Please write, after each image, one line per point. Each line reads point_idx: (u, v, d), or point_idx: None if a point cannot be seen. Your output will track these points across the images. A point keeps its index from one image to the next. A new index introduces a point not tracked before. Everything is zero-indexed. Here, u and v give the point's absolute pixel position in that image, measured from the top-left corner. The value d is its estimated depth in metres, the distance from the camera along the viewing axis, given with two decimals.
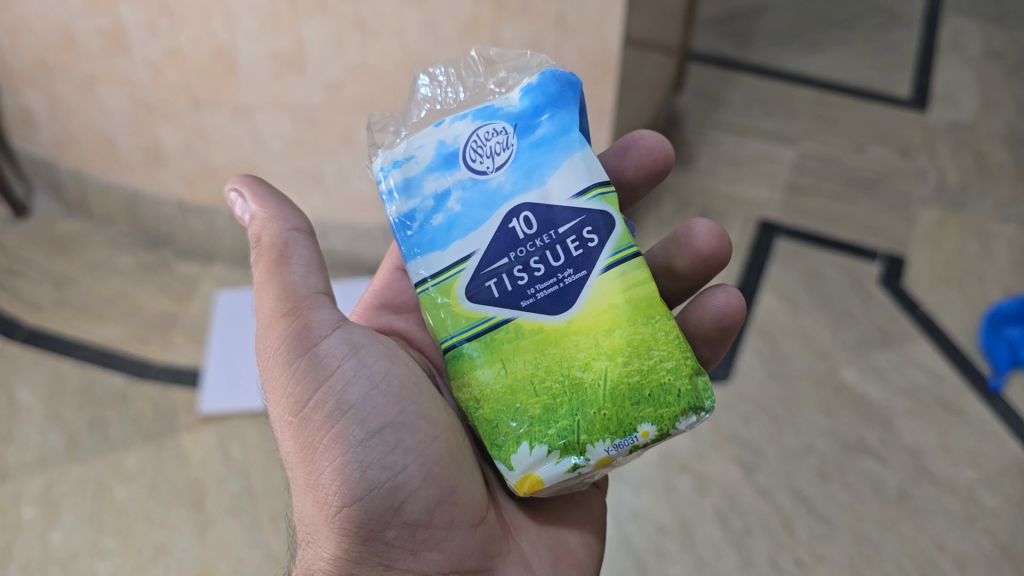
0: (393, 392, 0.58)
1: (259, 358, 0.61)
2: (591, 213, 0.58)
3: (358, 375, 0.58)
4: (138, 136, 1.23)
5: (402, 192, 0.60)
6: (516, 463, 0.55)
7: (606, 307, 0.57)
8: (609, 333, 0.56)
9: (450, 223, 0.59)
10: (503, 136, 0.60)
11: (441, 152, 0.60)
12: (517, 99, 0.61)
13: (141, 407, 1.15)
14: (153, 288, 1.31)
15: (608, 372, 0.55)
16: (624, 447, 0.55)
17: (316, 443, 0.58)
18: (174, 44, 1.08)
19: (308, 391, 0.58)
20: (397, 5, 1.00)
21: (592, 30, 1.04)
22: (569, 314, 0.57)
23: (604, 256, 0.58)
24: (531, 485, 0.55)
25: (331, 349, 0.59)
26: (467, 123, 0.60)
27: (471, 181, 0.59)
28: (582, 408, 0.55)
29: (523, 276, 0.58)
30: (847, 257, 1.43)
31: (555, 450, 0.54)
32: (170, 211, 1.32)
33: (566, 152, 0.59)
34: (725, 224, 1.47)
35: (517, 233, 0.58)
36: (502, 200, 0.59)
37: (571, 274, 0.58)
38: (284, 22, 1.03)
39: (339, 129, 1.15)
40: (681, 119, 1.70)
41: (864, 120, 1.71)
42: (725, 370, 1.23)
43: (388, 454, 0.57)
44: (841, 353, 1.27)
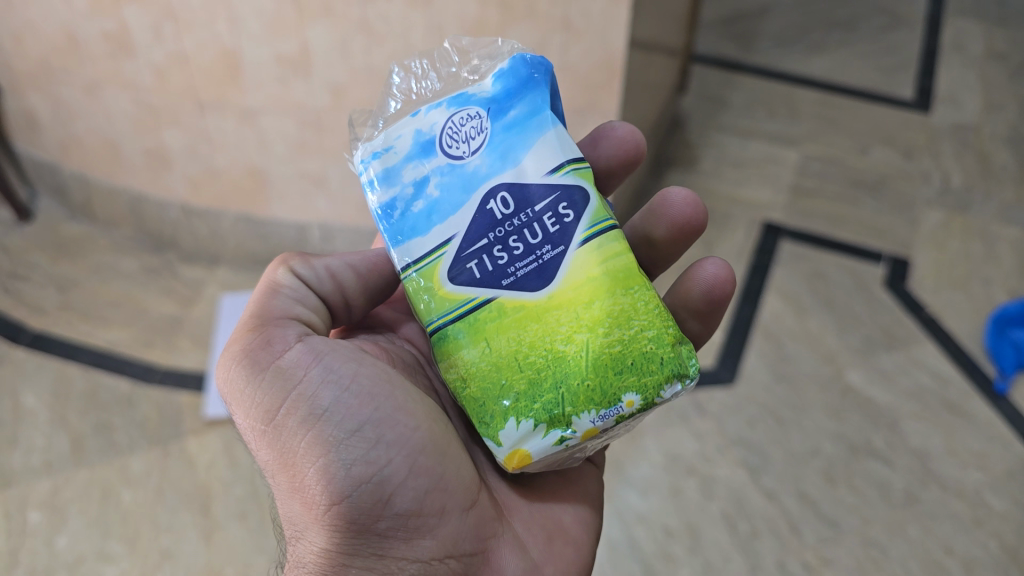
0: (365, 392, 0.54)
1: (221, 375, 0.55)
2: (566, 188, 0.56)
3: (328, 379, 0.53)
4: (143, 140, 1.23)
5: (380, 181, 0.58)
6: (503, 439, 0.53)
7: (584, 281, 0.55)
8: (589, 306, 0.54)
9: (430, 209, 0.57)
10: (477, 120, 0.58)
11: (418, 141, 0.58)
12: (489, 84, 0.59)
13: (146, 411, 1.15)
14: (157, 292, 1.31)
15: (589, 344, 0.53)
16: (610, 418, 0.53)
17: (292, 448, 0.53)
18: (179, 48, 1.08)
19: (276, 401, 0.53)
20: (403, 9, 1.00)
21: (598, 33, 1.03)
22: (549, 289, 0.55)
23: (581, 230, 0.56)
24: (520, 461, 0.53)
25: (296, 359, 0.54)
26: (442, 110, 0.58)
27: (448, 166, 0.57)
28: (566, 381, 0.53)
29: (502, 256, 0.56)
30: (851, 259, 1.43)
31: (542, 424, 0.53)
32: (174, 215, 1.32)
33: (539, 131, 0.57)
34: (729, 227, 1.47)
35: (495, 213, 0.56)
36: (479, 182, 0.57)
37: (549, 250, 0.56)
38: (290, 26, 1.03)
39: (344, 132, 1.15)
40: (684, 121, 1.70)
41: (867, 122, 1.71)
42: (730, 373, 1.23)
43: (371, 450, 0.53)
44: (846, 356, 1.26)
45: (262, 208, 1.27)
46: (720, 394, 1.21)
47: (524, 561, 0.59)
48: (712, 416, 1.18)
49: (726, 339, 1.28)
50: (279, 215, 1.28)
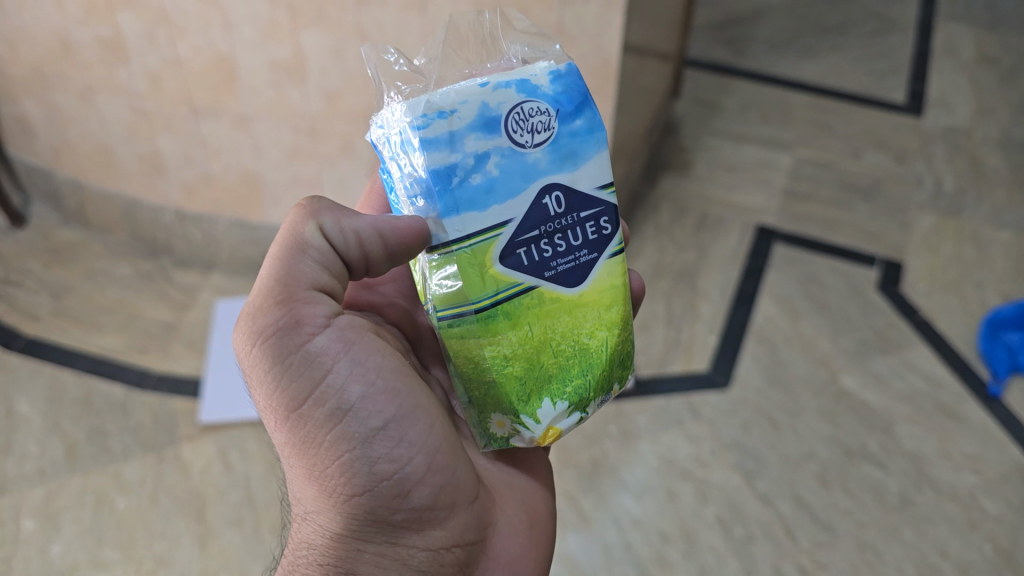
0: (390, 387, 0.53)
1: (240, 343, 0.52)
2: (608, 205, 0.58)
3: (355, 373, 0.52)
4: (137, 146, 1.22)
5: (440, 144, 0.53)
6: (541, 417, 0.56)
7: (609, 286, 0.58)
8: (610, 308, 0.58)
9: (488, 186, 0.54)
10: (545, 116, 0.56)
11: (483, 114, 0.54)
12: (553, 80, 0.57)
13: (140, 417, 1.15)
14: (151, 297, 1.30)
15: (609, 341, 0.58)
16: (602, 402, 0.59)
17: (315, 439, 0.53)
18: (173, 54, 1.08)
19: (303, 390, 0.51)
20: (396, 15, 1.00)
21: (590, 39, 1.07)
22: (581, 288, 0.57)
23: (614, 243, 0.59)
24: (551, 437, 0.56)
25: (323, 347, 0.51)
26: (511, 92, 0.55)
27: (511, 151, 0.55)
28: (590, 370, 0.57)
29: (548, 249, 0.56)
30: (845, 263, 1.43)
31: (572, 405, 0.56)
32: (168, 220, 1.32)
33: (599, 147, 0.58)
34: (723, 231, 1.47)
35: (549, 210, 0.56)
36: (537, 176, 0.55)
37: (587, 254, 0.57)
38: (284, 32, 1.03)
39: (338, 138, 1.15)
40: (678, 126, 1.71)
41: (860, 125, 1.72)
42: (725, 377, 1.24)
43: (395, 448, 0.53)
44: (840, 359, 1.27)
45: (255, 213, 1.27)
46: (714, 398, 1.21)
47: (514, 546, 0.62)
48: (707, 420, 1.18)
49: (720, 343, 1.28)
50: (273, 220, 1.27)
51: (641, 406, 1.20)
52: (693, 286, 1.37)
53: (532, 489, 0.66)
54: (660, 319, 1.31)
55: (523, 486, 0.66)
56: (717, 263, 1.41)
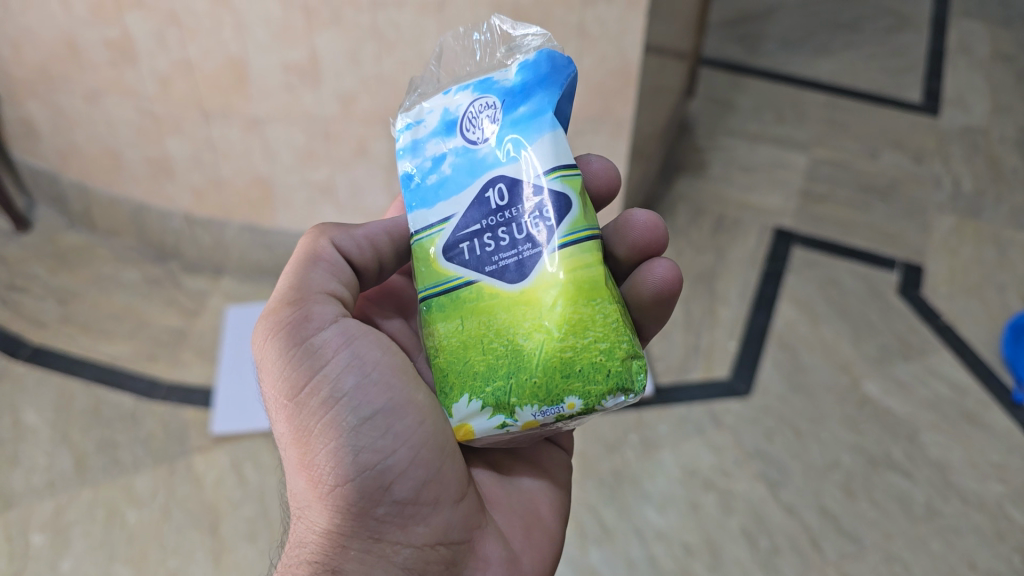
0: (384, 379, 0.54)
1: (257, 339, 0.55)
2: (552, 194, 0.55)
3: (352, 365, 0.53)
4: (146, 149, 1.20)
5: (405, 150, 0.59)
6: (454, 411, 0.54)
7: (554, 285, 0.54)
8: (553, 308, 0.53)
9: (439, 184, 0.58)
10: (491, 109, 0.57)
11: (444, 118, 0.59)
12: (512, 73, 0.58)
13: (150, 427, 1.12)
14: (160, 303, 1.28)
15: (544, 345, 0.53)
16: (551, 416, 0.52)
17: (309, 427, 0.53)
18: (183, 56, 1.05)
19: (302, 379, 0.53)
20: (415, 16, 0.98)
21: (611, 40, 1.05)
22: (523, 284, 0.55)
23: (559, 236, 0.55)
24: (465, 436, 0.54)
25: (326, 340, 0.53)
26: (467, 93, 0.58)
27: (462, 149, 0.58)
28: (516, 373, 0.53)
29: (490, 244, 0.56)
30: (864, 266, 1.41)
31: (488, 406, 0.53)
32: (177, 224, 1.29)
33: (540, 133, 0.56)
34: (740, 234, 1.45)
35: (491, 203, 0.57)
36: (484, 170, 0.57)
37: (529, 248, 0.55)
38: (297, 35, 1.01)
39: (352, 142, 1.13)
40: (691, 125, 1.69)
41: (876, 125, 1.70)
42: (746, 385, 1.21)
43: (380, 439, 0.53)
44: (862, 365, 1.24)
45: (266, 218, 1.24)
46: (735, 406, 1.18)
47: (506, 550, 0.59)
48: (729, 428, 1.16)
49: (741, 348, 1.26)
50: (285, 225, 1.25)
51: (662, 415, 1.17)
52: (711, 291, 1.35)
53: (538, 489, 0.65)
54: (679, 325, 1.29)
55: (519, 492, 0.64)
56: (734, 266, 1.39)
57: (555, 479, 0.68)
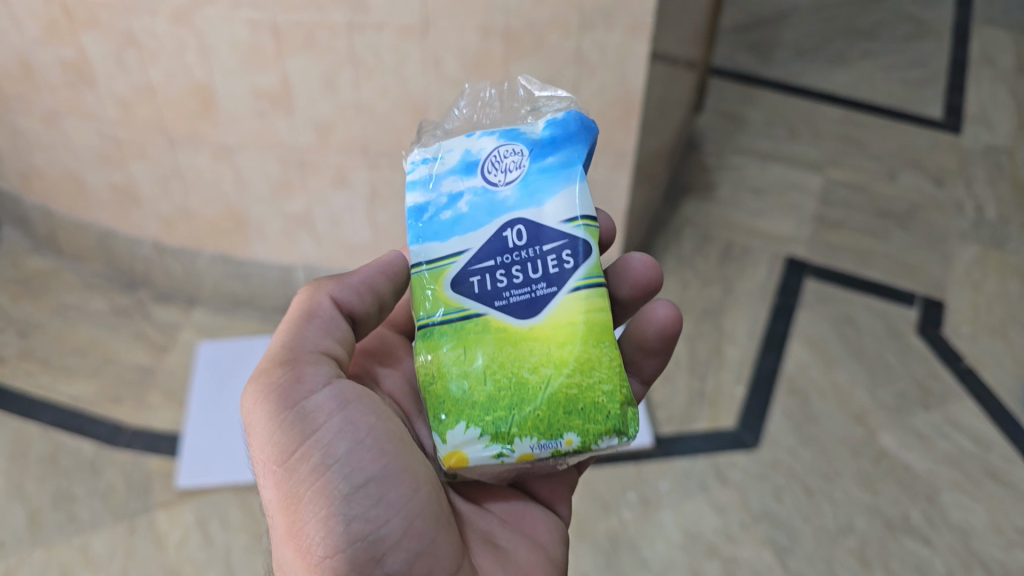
0: (377, 445, 0.50)
1: (247, 401, 0.51)
2: (574, 239, 0.52)
3: (345, 431, 0.49)
4: (109, 175, 1.11)
5: (420, 184, 0.55)
6: (449, 438, 0.49)
7: (566, 323, 0.50)
8: (563, 346, 0.50)
9: (454, 221, 0.54)
10: (519, 156, 0.54)
11: (465, 159, 0.55)
12: (540, 127, 0.55)
13: (111, 478, 1.04)
14: (128, 337, 1.19)
15: (552, 380, 0.49)
16: (547, 451, 0.48)
17: (298, 494, 0.49)
18: (144, 80, 0.96)
19: (290, 442, 0.49)
20: (396, 40, 0.90)
21: (612, 68, 0.94)
22: (533, 321, 0.51)
23: (577, 277, 0.51)
24: (456, 463, 0.49)
25: (319, 402, 0.50)
26: (493, 138, 0.55)
27: (483, 189, 0.54)
28: (519, 406, 0.49)
29: (502, 279, 0.52)
30: (882, 301, 1.32)
31: (486, 434, 0.48)
32: (146, 252, 1.20)
33: (566, 181, 0.53)
34: (750, 264, 1.37)
35: (508, 241, 0.52)
36: (503, 212, 0.53)
37: (544, 288, 0.51)
38: (268, 59, 0.92)
39: (330, 171, 1.04)
40: (699, 142, 1.60)
41: (894, 143, 1.61)
42: (754, 436, 1.13)
43: (372, 507, 0.48)
44: (879, 415, 1.16)
45: (240, 248, 1.16)
46: (742, 459, 1.10)
47: None
48: (735, 486, 1.07)
49: (749, 394, 1.18)
50: (260, 256, 1.16)
51: (663, 469, 1.09)
52: (717, 328, 1.26)
53: (535, 562, 0.57)
54: (683, 367, 1.21)
55: (517, 564, 0.56)
56: (743, 300, 1.30)
57: (551, 553, 0.59)
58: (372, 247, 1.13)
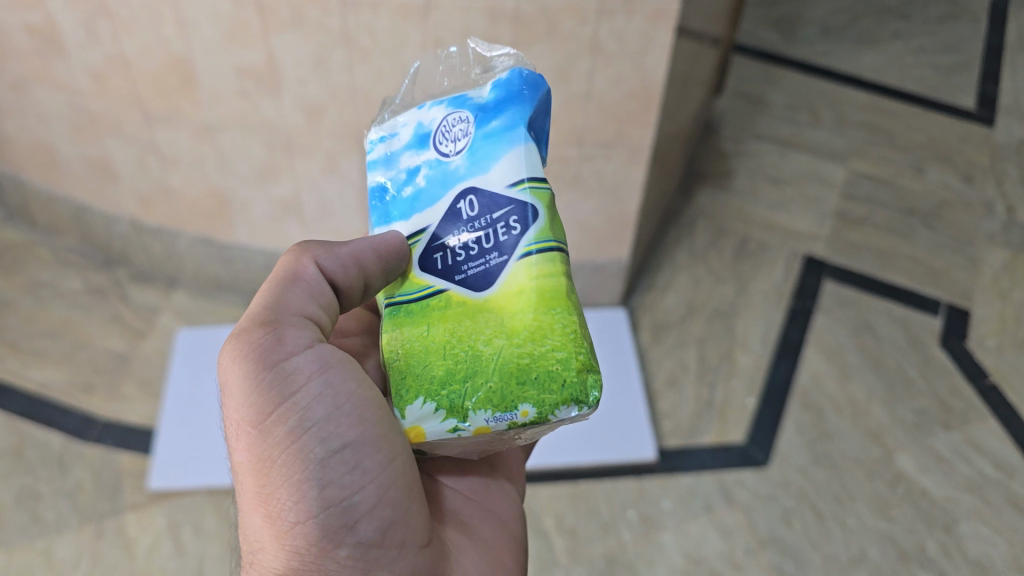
0: (357, 411, 0.46)
1: (222, 360, 0.46)
2: (520, 204, 0.47)
3: (326, 395, 0.45)
4: (83, 148, 1.02)
5: (378, 164, 0.52)
6: (407, 412, 0.45)
7: (519, 289, 0.46)
8: (517, 313, 0.45)
9: (414, 198, 0.50)
10: (465, 123, 0.49)
11: (417, 132, 0.51)
12: (486, 90, 0.50)
13: (79, 476, 0.98)
14: (103, 320, 1.12)
15: (504, 350, 0.44)
16: (504, 424, 0.43)
17: (271, 458, 0.45)
18: (117, 51, 0.88)
19: (268, 405, 0.45)
20: (394, 20, 0.81)
21: (632, 57, 0.86)
22: (489, 292, 0.46)
23: (526, 241, 0.46)
24: (414, 440, 0.45)
25: (299, 365, 0.45)
26: (441, 107, 0.51)
27: (435, 162, 0.50)
28: (472, 377, 0.44)
29: (461, 252, 0.48)
30: (904, 308, 1.25)
31: (441, 407, 0.44)
32: (123, 230, 1.13)
33: (509, 144, 0.48)
34: (766, 262, 1.29)
35: (462, 213, 0.48)
36: (456, 182, 0.49)
37: (496, 257, 0.47)
38: (252, 35, 0.83)
39: (321, 156, 0.96)
40: (717, 125, 1.51)
41: (923, 133, 1.52)
42: (764, 453, 1.06)
43: (348, 474, 0.45)
44: (897, 433, 1.09)
45: (224, 231, 1.08)
46: (750, 478, 1.04)
47: None
48: (741, 507, 1.01)
49: (760, 406, 1.11)
50: (244, 240, 1.09)
51: (666, 486, 1.03)
52: (729, 331, 1.19)
53: (500, 537, 0.57)
54: (691, 373, 1.14)
55: (482, 538, 0.56)
56: (757, 301, 1.23)
57: (513, 529, 0.58)
58: (364, 236, 1.05)
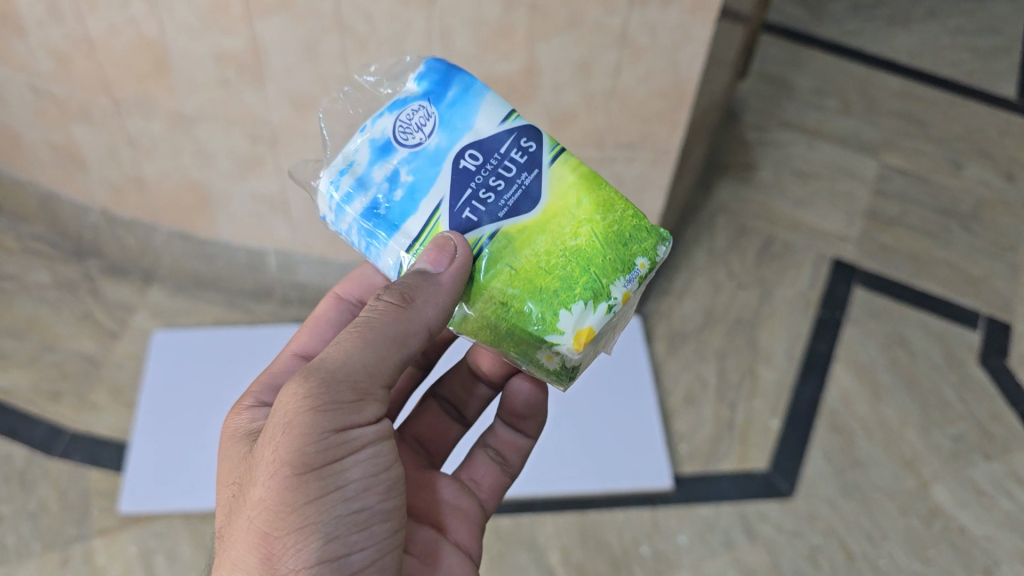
0: (388, 484, 0.47)
1: (294, 395, 0.45)
2: (518, 130, 0.51)
3: (372, 464, 0.46)
4: (47, 133, 0.92)
5: (356, 191, 0.50)
6: (562, 326, 0.46)
7: (568, 191, 0.49)
8: (581, 203, 0.49)
9: (412, 191, 0.50)
10: (423, 110, 0.51)
11: (377, 144, 0.51)
12: (413, 85, 0.53)
13: (43, 495, 0.90)
14: (72, 318, 1.03)
15: (595, 230, 0.48)
16: (635, 281, 0.48)
17: (298, 505, 0.44)
18: (80, 30, 0.77)
19: (325, 459, 0.44)
20: (394, 5, 0.71)
21: (664, 53, 0.75)
22: (542, 207, 0.49)
23: (547, 152, 0.50)
24: (585, 340, 0.46)
25: (362, 434, 0.46)
26: (386, 115, 0.52)
27: (412, 154, 0.50)
28: (590, 267, 0.47)
29: (490, 194, 0.49)
30: (941, 320, 1.15)
31: (589, 299, 0.46)
32: (94, 220, 1.03)
33: (477, 98, 0.51)
34: (792, 265, 1.19)
35: (469, 168, 0.50)
36: (445, 152, 0.50)
37: (527, 177, 0.50)
38: (233, 18, 0.73)
39: (310, 152, 0.86)
40: (740, 110, 1.41)
41: (961, 124, 1.42)
42: (788, 483, 0.98)
43: (355, 535, 0.45)
44: (932, 462, 1.01)
45: (204, 227, 0.99)
46: (773, 511, 0.96)
47: None
48: (764, 543, 0.93)
49: (784, 429, 1.03)
50: (226, 236, 0.99)
51: (682, 518, 0.95)
52: (752, 344, 1.10)
53: None
54: (710, 390, 1.05)
55: None
56: (782, 310, 1.14)
57: None
58: None
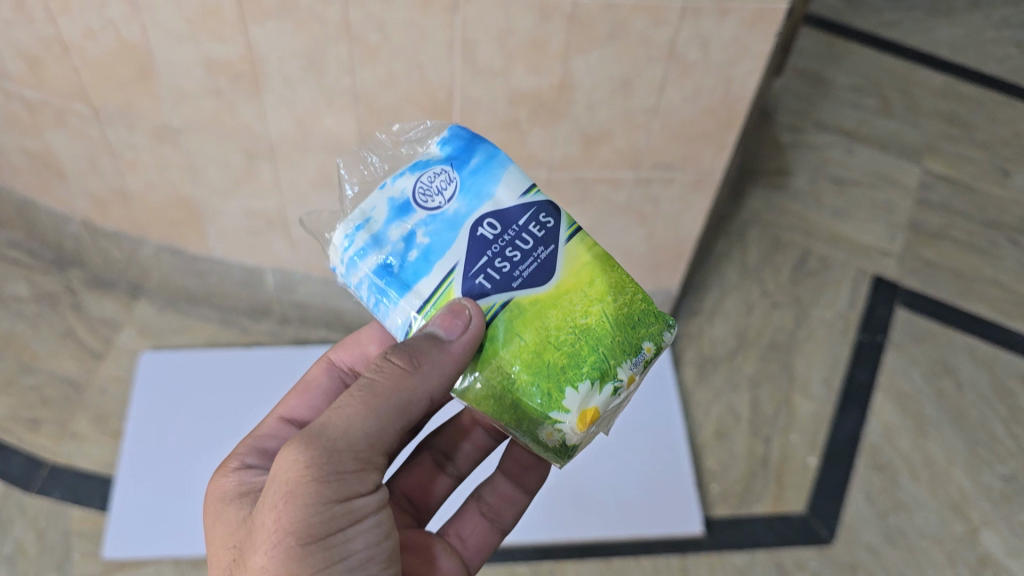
0: (387, 546, 0.42)
1: (292, 463, 0.38)
2: (540, 204, 0.44)
3: (375, 529, 0.41)
4: (21, 140, 0.83)
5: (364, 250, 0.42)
6: (567, 405, 0.40)
7: (581, 266, 0.43)
8: (594, 281, 0.42)
9: (425, 255, 0.42)
10: (444, 174, 0.44)
11: (393, 202, 0.43)
12: (435, 149, 0.45)
13: (18, 535, 0.82)
14: (52, 336, 0.95)
15: (608, 308, 0.42)
16: (641, 365, 0.42)
17: None
18: (54, 33, 0.68)
19: (326, 533, 0.39)
20: (412, 14, 0.62)
21: (716, 69, 0.67)
22: (555, 281, 0.42)
23: (565, 227, 0.44)
24: (589, 421, 0.40)
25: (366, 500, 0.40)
26: (404, 175, 0.44)
27: (430, 217, 0.43)
28: (598, 345, 0.41)
29: (506, 262, 0.42)
30: (988, 345, 1.08)
31: (595, 378, 0.40)
32: (76, 231, 0.95)
33: (500, 166, 0.44)
34: (829, 282, 1.11)
35: (486, 236, 0.42)
36: (463, 218, 0.43)
37: (543, 252, 0.43)
38: (227, 24, 0.64)
39: (312, 168, 0.78)
40: (771, 109, 1.32)
41: (1006, 127, 1.33)
42: (828, 528, 0.91)
43: None
44: (983, 505, 0.94)
45: (196, 242, 0.90)
46: (812, 559, 0.88)
47: None
48: None
49: (822, 467, 0.95)
50: (220, 252, 0.91)
51: (714, 566, 0.87)
52: (787, 370, 1.02)
53: None
54: (742, 422, 0.98)
55: None
56: (818, 333, 1.06)
57: None
58: None
